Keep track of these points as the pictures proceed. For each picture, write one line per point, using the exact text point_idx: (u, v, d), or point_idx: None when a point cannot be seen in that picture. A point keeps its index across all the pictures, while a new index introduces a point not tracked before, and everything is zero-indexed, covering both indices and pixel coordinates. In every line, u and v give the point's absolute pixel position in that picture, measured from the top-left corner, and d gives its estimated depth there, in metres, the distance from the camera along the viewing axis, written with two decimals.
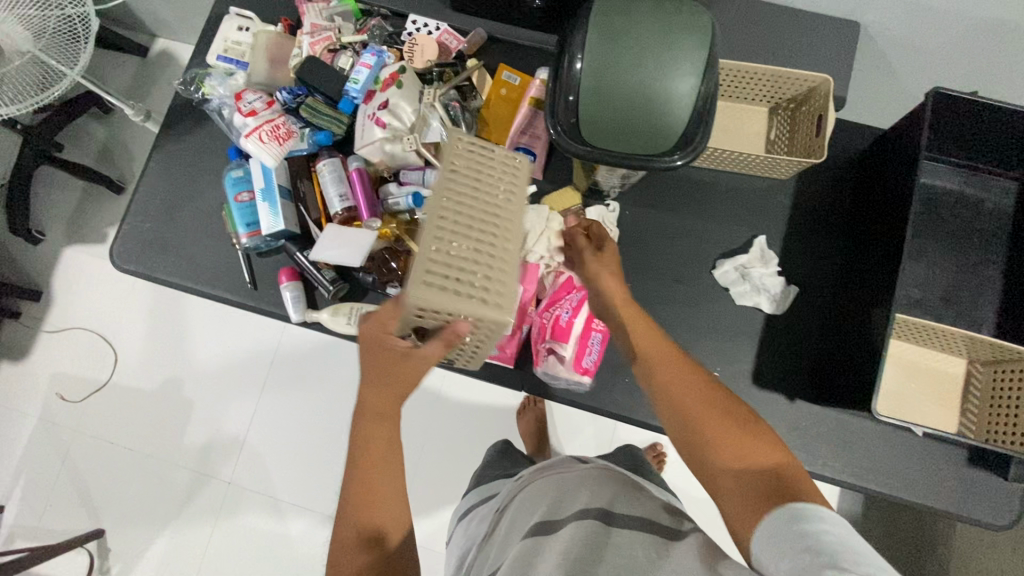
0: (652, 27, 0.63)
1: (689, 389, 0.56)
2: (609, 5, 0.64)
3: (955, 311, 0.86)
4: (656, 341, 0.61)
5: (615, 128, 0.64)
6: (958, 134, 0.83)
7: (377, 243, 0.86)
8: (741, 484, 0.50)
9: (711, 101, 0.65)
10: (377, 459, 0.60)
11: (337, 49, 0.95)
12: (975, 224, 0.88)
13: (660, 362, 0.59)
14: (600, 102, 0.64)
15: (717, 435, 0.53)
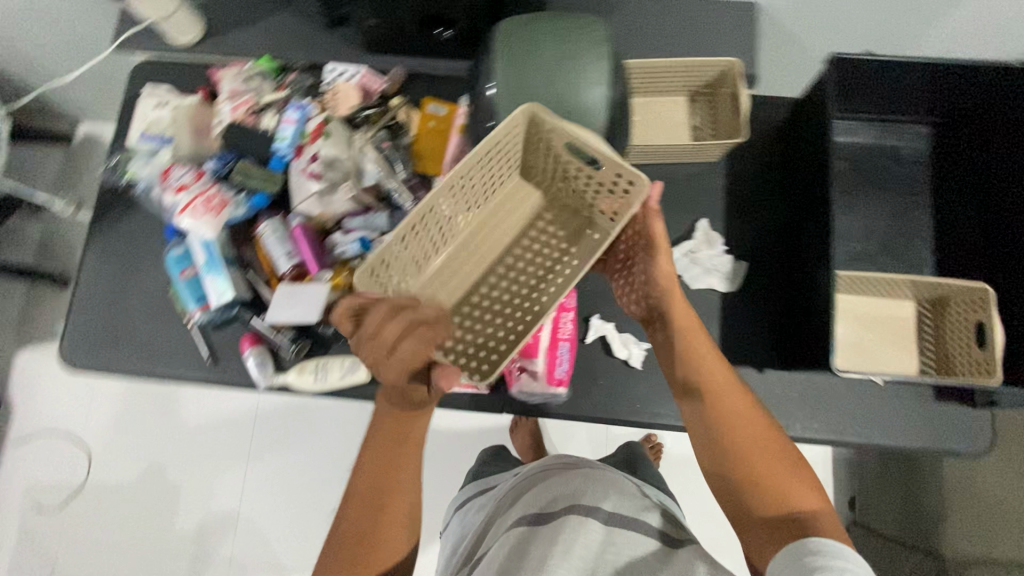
0: (555, 46, 0.65)
1: (750, 433, 0.65)
2: (510, 31, 0.66)
3: (896, 257, 0.90)
4: (722, 380, 0.68)
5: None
6: (865, 92, 0.87)
7: (331, 295, 0.86)
8: (770, 519, 0.60)
9: (623, 106, 0.67)
10: (389, 476, 0.65)
11: (260, 109, 0.96)
12: (899, 172, 0.92)
13: (723, 391, 0.68)
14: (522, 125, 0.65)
15: (765, 470, 0.63)
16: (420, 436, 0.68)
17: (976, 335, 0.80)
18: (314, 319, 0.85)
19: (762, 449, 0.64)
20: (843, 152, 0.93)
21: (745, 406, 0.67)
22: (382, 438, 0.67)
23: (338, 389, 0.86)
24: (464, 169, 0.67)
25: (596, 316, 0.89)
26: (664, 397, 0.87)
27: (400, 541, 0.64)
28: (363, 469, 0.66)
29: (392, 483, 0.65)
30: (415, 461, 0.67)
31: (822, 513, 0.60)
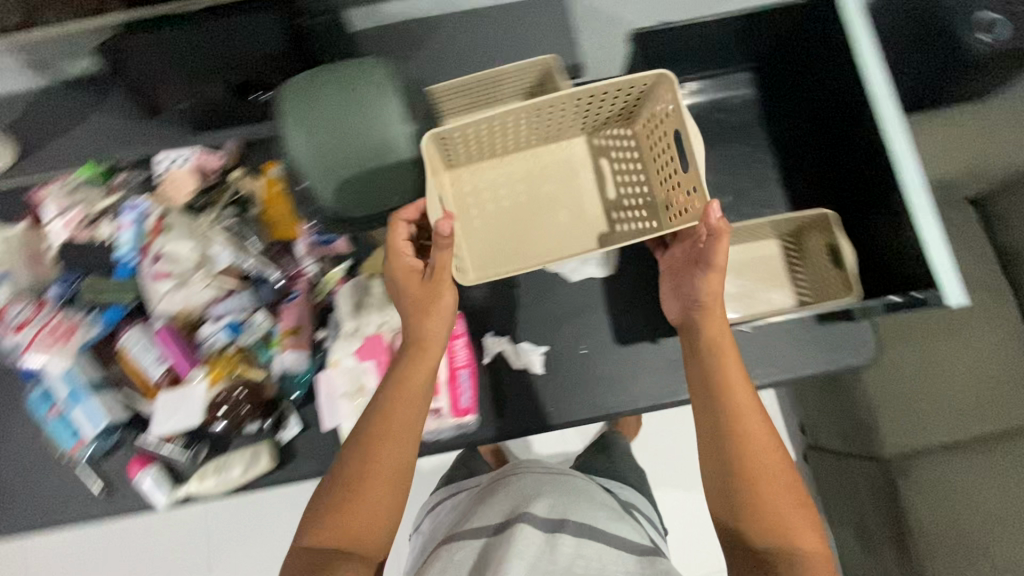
0: (340, 92, 0.63)
1: (767, 453, 0.63)
2: (292, 88, 0.63)
3: (750, 200, 0.94)
4: (745, 404, 0.65)
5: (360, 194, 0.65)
6: (677, 58, 0.93)
7: (212, 391, 0.83)
8: (783, 543, 0.60)
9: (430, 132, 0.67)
10: (379, 445, 0.63)
11: (94, 219, 0.91)
12: (734, 121, 0.97)
13: (750, 421, 0.64)
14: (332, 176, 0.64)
15: (778, 513, 0.61)
16: (412, 435, 0.65)
17: (831, 256, 0.86)
18: (198, 421, 0.82)
19: (773, 489, 0.62)
20: None
21: (761, 436, 0.64)
22: (384, 418, 0.65)
23: (244, 485, 0.83)
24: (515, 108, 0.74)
25: (488, 334, 0.89)
26: (573, 392, 0.87)
27: (367, 528, 0.61)
28: (355, 444, 0.64)
29: (375, 476, 0.62)
30: (402, 461, 0.64)
31: (816, 561, 0.60)
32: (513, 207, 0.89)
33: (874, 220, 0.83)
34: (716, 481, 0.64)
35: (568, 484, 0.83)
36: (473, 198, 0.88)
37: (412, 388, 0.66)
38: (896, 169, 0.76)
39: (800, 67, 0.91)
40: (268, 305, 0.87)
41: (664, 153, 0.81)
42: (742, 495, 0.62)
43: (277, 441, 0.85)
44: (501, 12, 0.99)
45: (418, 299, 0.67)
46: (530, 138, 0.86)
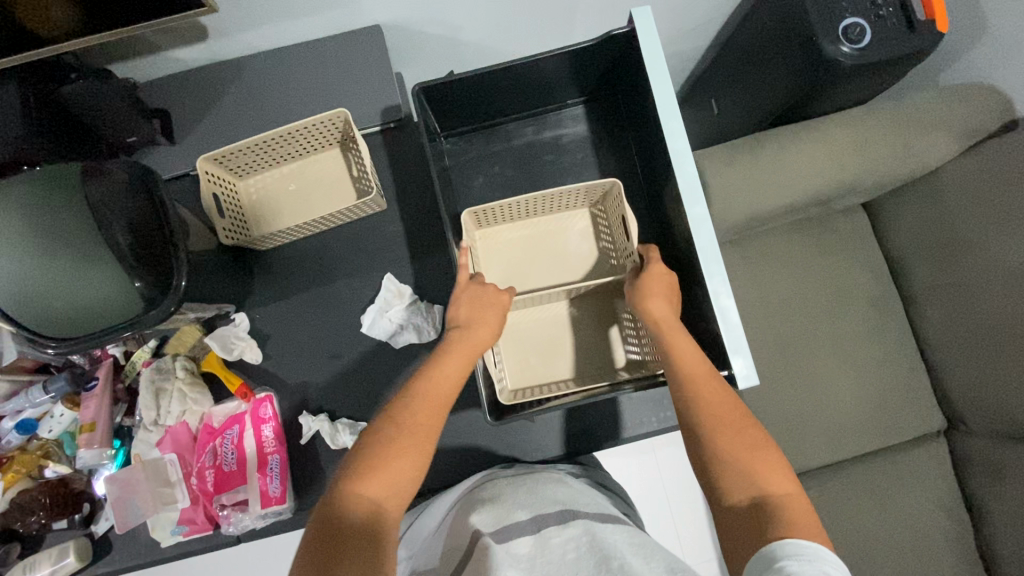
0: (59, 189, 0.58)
1: (741, 433, 0.63)
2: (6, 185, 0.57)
3: (585, 249, 0.90)
4: (716, 393, 0.66)
5: (56, 311, 0.57)
6: (491, 100, 0.86)
7: (10, 493, 0.80)
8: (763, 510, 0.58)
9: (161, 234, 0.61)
10: (413, 436, 0.61)
11: None
12: (563, 162, 0.92)
13: (709, 388, 0.66)
14: (20, 292, 0.56)
15: (749, 464, 0.61)
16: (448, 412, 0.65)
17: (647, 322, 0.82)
18: None
19: (736, 442, 0.63)
20: (505, 157, 0.92)
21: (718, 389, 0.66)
22: (434, 385, 0.65)
23: None
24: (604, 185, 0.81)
25: (304, 412, 0.84)
26: None
27: (391, 499, 0.58)
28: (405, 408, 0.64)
29: (416, 439, 0.61)
30: (432, 433, 0.63)
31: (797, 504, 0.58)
32: (535, 250, 0.90)
33: (692, 282, 0.80)
34: (694, 434, 0.65)
35: (546, 479, 0.79)
36: (506, 254, 0.90)
37: (450, 368, 0.67)
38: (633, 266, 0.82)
39: (632, 107, 0.88)
40: (65, 396, 0.82)
41: (621, 236, 0.84)
42: (709, 449, 0.63)
43: (90, 535, 0.82)
44: (312, 49, 0.91)
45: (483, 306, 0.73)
46: (534, 210, 0.87)
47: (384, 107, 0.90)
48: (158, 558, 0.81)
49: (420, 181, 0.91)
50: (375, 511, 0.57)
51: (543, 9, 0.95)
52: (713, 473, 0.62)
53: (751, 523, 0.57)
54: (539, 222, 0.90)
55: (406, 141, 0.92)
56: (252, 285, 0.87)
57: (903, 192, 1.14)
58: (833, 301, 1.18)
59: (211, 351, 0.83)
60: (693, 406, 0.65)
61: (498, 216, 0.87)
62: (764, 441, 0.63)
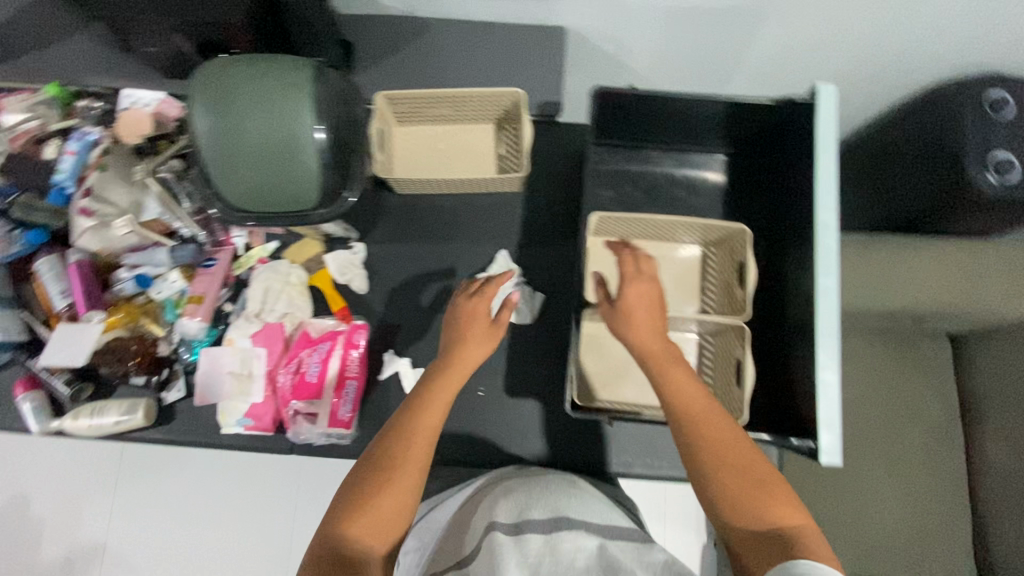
0: (263, 85, 0.60)
1: (744, 472, 0.62)
2: (217, 73, 0.61)
3: (687, 289, 0.88)
4: (721, 436, 0.64)
5: (254, 193, 0.63)
6: (649, 124, 0.87)
7: (105, 336, 0.84)
8: (772, 553, 0.58)
9: (346, 128, 0.64)
10: (396, 461, 0.62)
11: (43, 139, 0.92)
12: (692, 204, 0.91)
13: (710, 428, 0.64)
14: (232, 179, 0.62)
15: (756, 506, 0.60)
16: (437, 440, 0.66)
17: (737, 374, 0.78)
18: (82, 363, 0.82)
19: (738, 481, 0.61)
20: (641, 180, 0.92)
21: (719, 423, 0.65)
22: (422, 409, 0.66)
23: (113, 433, 0.83)
24: (726, 226, 0.82)
25: (388, 351, 0.87)
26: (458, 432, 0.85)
27: (373, 533, 0.59)
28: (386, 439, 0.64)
29: (399, 467, 0.62)
30: (423, 456, 0.64)
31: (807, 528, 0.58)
32: None
33: (789, 353, 0.76)
34: (702, 481, 0.63)
35: (567, 481, 0.77)
36: (611, 268, 0.89)
37: (439, 396, 0.68)
38: (746, 308, 0.79)
39: (773, 172, 0.86)
40: (183, 265, 0.87)
41: (732, 281, 0.83)
42: (712, 489, 0.62)
43: (159, 400, 0.85)
44: (497, 28, 0.95)
45: (470, 335, 0.72)
46: (651, 232, 0.87)
47: (546, 100, 0.94)
48: (214, 442, 0.84)
49: (555, 175, 0.94)
50: (364, 546, 0.58)
51: (717, 51, 0.98)
52: (727, 514, 0.61)
53: (762, 552, 0.58)
54: (647, 246, 0.90)
55: (555, 135, 0.96)
56: (377, 220, 0.91)
57: (996, 334, 1.12)
58: (894, 419, 1.17)
59: (325, 269, 0.88)
60: (703, 461, 0.63)
61: (619, 227, 0.87)
62: (770, 477, 0.62)
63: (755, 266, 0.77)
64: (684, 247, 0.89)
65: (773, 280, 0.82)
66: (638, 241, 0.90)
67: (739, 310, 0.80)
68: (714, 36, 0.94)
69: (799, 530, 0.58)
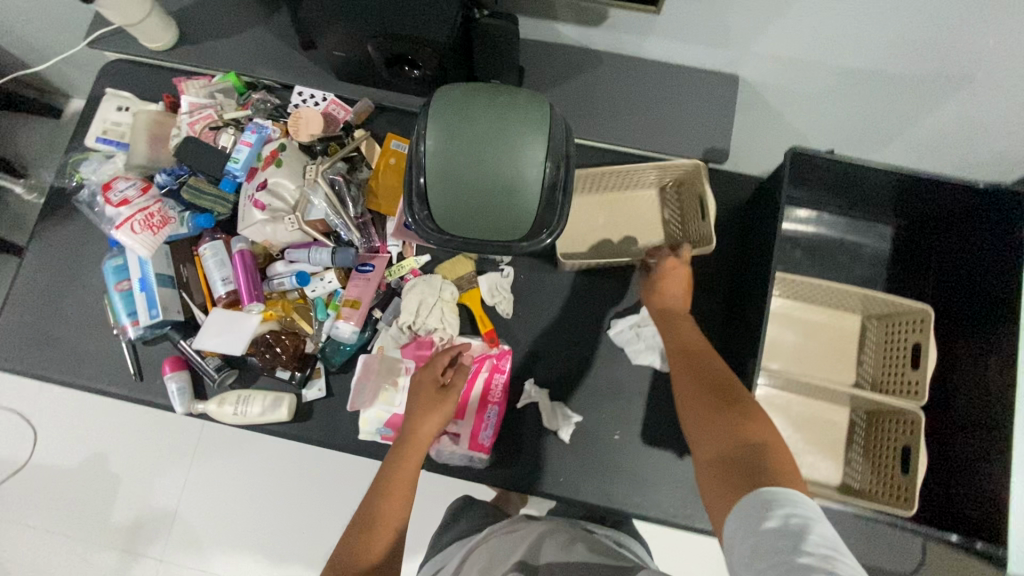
0: (496, 117, 0.61)
1: (715, 398, 0.59)
2: (449, 100, 0.62)
3: (839, 358, 0.86)
4: (697, 375, 0.63)
5: (467, 219, 0.63)
6: (827, 185, 0.84)
7: (260, 327, 0.85)
8: (730, 461, 0.52)
9: (563, 166, 0.64)
10: (366, 539, 0.63)
11: (219, 126, 0.93)
12: (854, 271, 0.88)
13: (690, 371, 0.64)
14: (449, 203, 0.62)
15: (725, 427, 0.55)
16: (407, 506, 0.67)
17: (903, 460, 0.76)
18: (238, 351, 0.83)
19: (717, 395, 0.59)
20: (801, 241, 0.90)
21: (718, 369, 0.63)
22: (387, 480, 0.68)
23: (253, 423, 0.85)
24: (902, 303, 0.79)
25: (529, 380, 0.86)
26: (591, 473, 0.83)
27: None
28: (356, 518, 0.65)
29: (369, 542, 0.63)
30: (392, 526, 0.65)
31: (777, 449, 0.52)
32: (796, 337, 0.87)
33: (963, 447, 0.73)
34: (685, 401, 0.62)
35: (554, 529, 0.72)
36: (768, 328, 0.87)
37: (404, 466, 0.69)
38: (923, 391, 0.75)
39: (954, 256, 0.82)
40: (339, 267, 0.87)
41: (898, 359, 0.80)
42: (688, 418, 0.60)
43: (299, 396, 0.86)
44: (670, 71, 0.93)
45: (418, 407, 0.74)
46: (814, 296, 0.85)
47: (712, 146, 0.92)
48: (348, 445, 0.85)
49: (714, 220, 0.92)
50: None
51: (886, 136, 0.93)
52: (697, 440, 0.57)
53: (726, 467, 0.52)
54: (803, 309, 0.88)
55: (718, 180, 0.93)
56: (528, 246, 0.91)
57: None
58: None
59: (476, 288, 0.88)
60: (681, 387, 0.64)
61: (785, 287, 0.85)
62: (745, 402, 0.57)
63: (935, 351, 0.75)
64: (840, 316, 0.87)
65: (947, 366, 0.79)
66: (794, 304, 0.88)
67: (908, 394, 0.78)
68: (888, 117, 0.89)
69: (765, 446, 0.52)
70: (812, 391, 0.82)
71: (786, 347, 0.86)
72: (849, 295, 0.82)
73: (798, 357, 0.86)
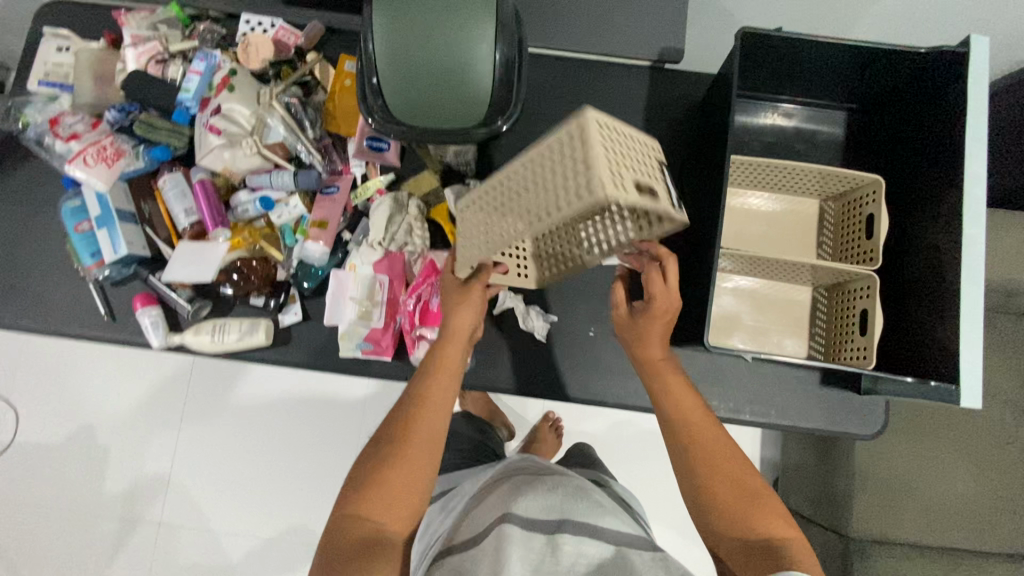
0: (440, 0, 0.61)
1: (727, 465, 0.62)
2: None
3: (799, 239, 0.89)
4: (707, 428, 0.65)
5: (424, 110, 0.63)
6: (777, 72, 0.85)
7: (229, 255, 0.85)
8: (745, 546, 0.58)
9: (514, 49, 0.64)
10: (409, 433, 0.63)
11: (166, 58, 0.90)
12: (811, 156, 0.91)
13: (702, 427, 0.65)
14: (403, 94, 0.63)
15: (734, 502, 0.60)
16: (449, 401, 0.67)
17: (861, 322, 0.79)
18: (208, 279, 0.83)
19: (732, 489, 0.60)
20: (760, 133, 0.91)
21: (725, 442, 0.64)
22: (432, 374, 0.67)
23: (233, 351, 0.85)
24: (854, 176, 0.81)
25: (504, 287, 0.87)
26: (570, 370, 0.86)
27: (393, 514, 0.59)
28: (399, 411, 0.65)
29: (413, 440, 0.62)
30: (435, 424, 0.64)
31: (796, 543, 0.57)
32: (760, 223, 0.89)
33: (916, 306, 0.77)
34: (682, 469, 0.64)
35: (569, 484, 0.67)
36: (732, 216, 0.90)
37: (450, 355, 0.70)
38: (876, 253, 0.78)
39: (907, 124, 0.83)
40: (304, 191, 0.87)
41: (854, 232, 0.84)
42: (695, 479, 0.62)
43: (276, 321, 0.86)
44: None
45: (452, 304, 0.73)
46: (772, 183, 0.88)
47: (667, 46, 0.91)
48: (331, 365, 0.86)
49: (675, 122, 0.93)
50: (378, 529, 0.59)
51: (835, 33, 0.93)
52: (705, 507, 0.61)
53: (754, 550, 0.57)
54: (763, 198, 0.90)
55: (676, 79, 0.94)
56: (493, 156, 0.91)
57: None
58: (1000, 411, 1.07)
59: (444, 203, 0.87)
60: (685, 458, 0.64)
61: (745, 175, 0.87)
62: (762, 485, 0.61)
63: (886, 219, 0.77)
64: (798, 203, 0.90)
65: (903, 231, 0.81)
66: (754, 193, 0.90)
67: (866, 262, 0.81)
68: None
69: (786, 538, 0.57)
70: (772, 271, 0.85)
71: (750, 234, 0.89)
72: (806, 178, 0.85)
73: (762, 242, 0.89)
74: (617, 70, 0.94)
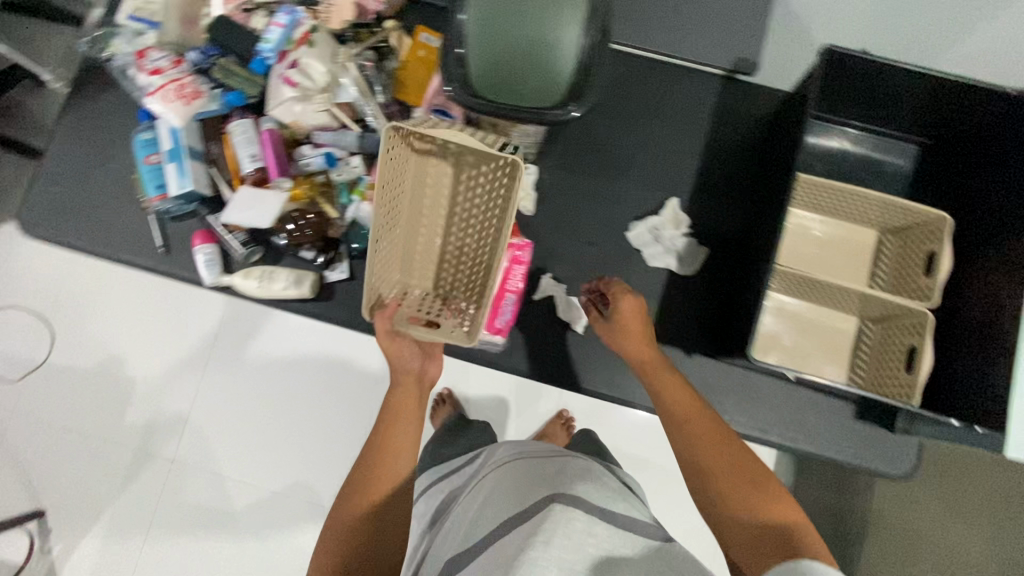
0: None
1: (716, 444, 0.60)
2: None
3: (850, 268, 0.88)
4: (695, 407, 0.64)
5: (504, 85, 0.65)
6: (853, 96, 0.84)
7: (288, 205, 0.86)
8: (747, 521, 0.54)
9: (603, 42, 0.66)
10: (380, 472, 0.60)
11: (251, 8, 0.93)
12: (874, 186, 0.90)
13: (690, 407, 0.64)
14: (487, 67, 0.64)
15: (730, 481, 0.57)
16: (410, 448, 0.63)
17: (908, 358, 0.77)
18: (265, 225, 0.85)
19: (722, 463, 0.58)
20: (824, 157, 0.91)
21: (715, 421, 0.62)
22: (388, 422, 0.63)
23: (277, 299, 0.87)
24: (919, 211, 0.79)
25: (547, 275, 0.89)
26: (601, 365, 0.86)
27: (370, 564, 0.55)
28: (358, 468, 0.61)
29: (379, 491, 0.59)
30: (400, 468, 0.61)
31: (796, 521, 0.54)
32: (816, 245, 0.88)
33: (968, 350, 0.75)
34: (683, 448, 0.61)
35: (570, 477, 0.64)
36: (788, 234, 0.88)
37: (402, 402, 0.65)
38: (938, 293, 0.75)
39: (978, 166, 0.81)
40: (366, 153, 0.89)
41: (912, 267, 0.82)
42: (689, 454, 0.60)
43: (322, 276, 0.88)
44: None
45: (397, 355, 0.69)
46: (834, 208, 0.87)
47: (742, 57, 0.91)
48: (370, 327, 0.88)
49: (740, 134, 0.92)
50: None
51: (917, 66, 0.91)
52: (702, 482, 0.58)
53: (759, 527, 0.54)
54: (821, 221, 0.89)
55: (747, 91, 0.93)
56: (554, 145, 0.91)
57: None
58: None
59: None
60: (676, 435, 0.62)
61: (809, 195, 0.85)
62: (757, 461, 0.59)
63: (950, 256, 0.75)
64: (855, 231, 0.89)
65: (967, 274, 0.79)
66: (812, 216, 0.89)
67: (924, 300, 0.78)
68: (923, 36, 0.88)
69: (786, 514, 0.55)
70: (823, 296, 0.84)
71: (802, 256, 0.88)
72: (869, 208, 0.83)
73: (813, 265, 0.88)
74: (688, 75, 0.93)
